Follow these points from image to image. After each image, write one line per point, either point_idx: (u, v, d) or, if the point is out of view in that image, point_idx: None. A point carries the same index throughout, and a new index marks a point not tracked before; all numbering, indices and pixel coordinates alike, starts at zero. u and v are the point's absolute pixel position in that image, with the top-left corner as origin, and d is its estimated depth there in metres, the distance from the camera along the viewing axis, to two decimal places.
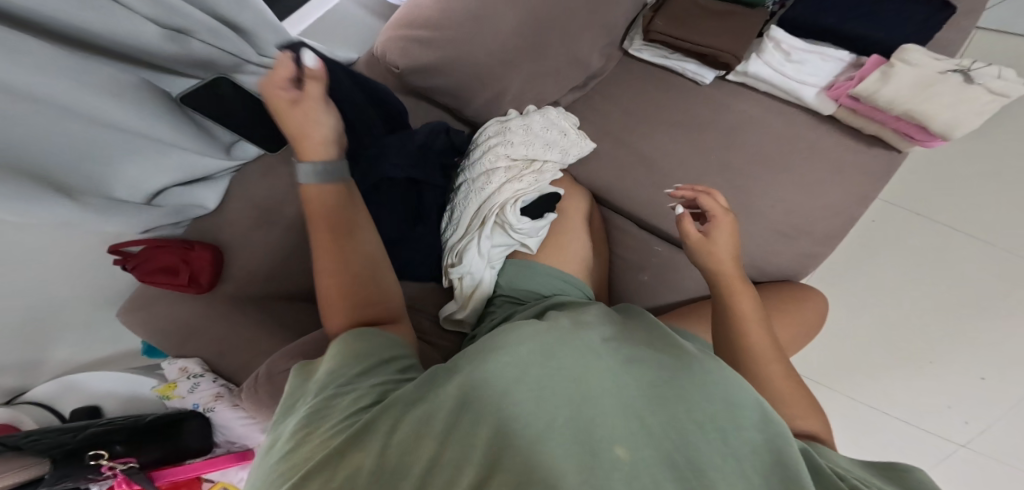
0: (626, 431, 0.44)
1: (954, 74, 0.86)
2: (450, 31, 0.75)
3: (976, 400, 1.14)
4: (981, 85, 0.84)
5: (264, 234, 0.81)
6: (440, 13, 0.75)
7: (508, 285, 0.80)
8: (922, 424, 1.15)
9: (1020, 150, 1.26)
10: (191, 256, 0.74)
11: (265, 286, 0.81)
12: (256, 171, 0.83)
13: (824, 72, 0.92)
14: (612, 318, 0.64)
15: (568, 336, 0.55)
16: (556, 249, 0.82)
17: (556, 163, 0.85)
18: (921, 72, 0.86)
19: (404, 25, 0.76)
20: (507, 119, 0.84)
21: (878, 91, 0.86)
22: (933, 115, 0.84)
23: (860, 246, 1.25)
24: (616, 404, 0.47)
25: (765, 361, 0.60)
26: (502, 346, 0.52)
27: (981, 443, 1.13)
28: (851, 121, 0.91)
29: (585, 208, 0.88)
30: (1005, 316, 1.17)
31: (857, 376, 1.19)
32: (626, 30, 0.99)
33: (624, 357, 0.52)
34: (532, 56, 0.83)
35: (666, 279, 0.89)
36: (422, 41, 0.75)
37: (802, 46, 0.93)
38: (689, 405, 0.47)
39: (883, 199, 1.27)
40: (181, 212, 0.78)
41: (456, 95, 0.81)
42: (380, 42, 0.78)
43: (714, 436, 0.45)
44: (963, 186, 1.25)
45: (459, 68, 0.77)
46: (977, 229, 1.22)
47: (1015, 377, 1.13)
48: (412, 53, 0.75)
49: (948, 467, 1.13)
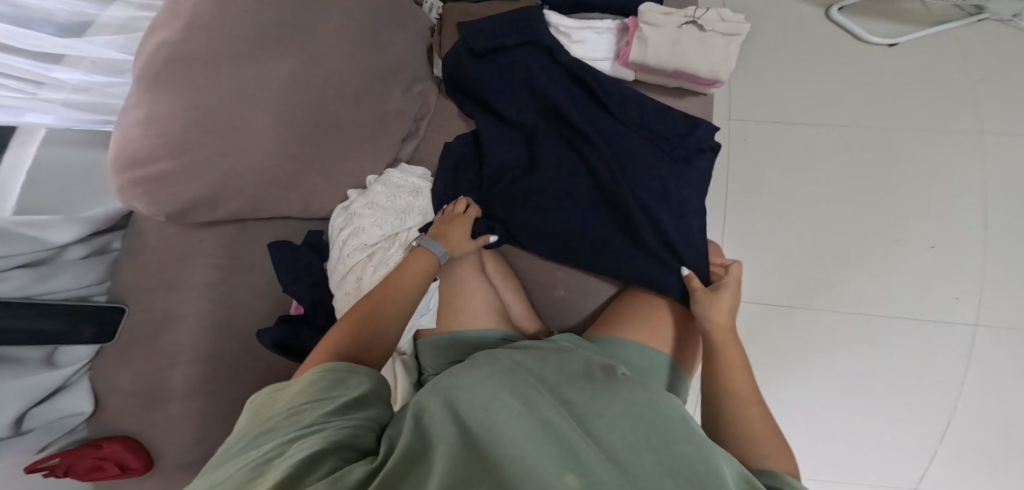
0: (564, 459, 0.46)
1: (689, 27, 0.79)
2: (194, 153, 0.63)
3: (947, 271, 1.06)
4: (713, 32, 0.78)
5: (159, 413, 0.77)
6: (172, 137, 0.61)
7: (430, 365, 0.76)
8: (918, 315, 1.05)
9: (831, 21, 1.20)
10: (104, 450, 0.72)
11: (184, 460, 0.78)
12: (101, 363, 0.77)
13: (609, 42, 0.85)
14: (550, 342, 0.71)
15: (516, 370, 0.60)
16: (454, 312, 0.78)
17: (420, 225, 0.80)
18: (665, 28, 0.78)
19: (134, 163, 0.62)
20: (350, 204, 0.79)
21: (643, 57, 0.78)
22: (700, 64, 0.78)
23: (749, 169, 1.13)
24: (553, 413, 0.52)
25: (743, 394, 0.59)
26: (449, 389, 0.57)
27: (989, 314, 1.04)
28: (652, 81, 0.84)
29: (474, 256, 0.82)
30: (912, 179, 1.10)
31: (825, 288, 1.07)
32: (425, 61, 0.90)
33: (565, 394, 0.57)
34: (332, 137, 0.74)
35: (580, 288, 0.85)
36: (173, 179, 0.63)
37: (576, 23, 0.85)
38: (619, 422, 0.52)
39: (730, 118, 1.16)
40: (59, 425, 0.74)
41: (266, 209, 0.72)
42: (117, 190, 0.63)
43: (653, 446, 0.49)
44: (813, 72, 1.17)
45: (240, 183, 0.67)
46: (838, 115, 1.14)
47: (964, 236, 1.06)
48: (174, 193, 0.63)
49: (980, 351, 1.03)
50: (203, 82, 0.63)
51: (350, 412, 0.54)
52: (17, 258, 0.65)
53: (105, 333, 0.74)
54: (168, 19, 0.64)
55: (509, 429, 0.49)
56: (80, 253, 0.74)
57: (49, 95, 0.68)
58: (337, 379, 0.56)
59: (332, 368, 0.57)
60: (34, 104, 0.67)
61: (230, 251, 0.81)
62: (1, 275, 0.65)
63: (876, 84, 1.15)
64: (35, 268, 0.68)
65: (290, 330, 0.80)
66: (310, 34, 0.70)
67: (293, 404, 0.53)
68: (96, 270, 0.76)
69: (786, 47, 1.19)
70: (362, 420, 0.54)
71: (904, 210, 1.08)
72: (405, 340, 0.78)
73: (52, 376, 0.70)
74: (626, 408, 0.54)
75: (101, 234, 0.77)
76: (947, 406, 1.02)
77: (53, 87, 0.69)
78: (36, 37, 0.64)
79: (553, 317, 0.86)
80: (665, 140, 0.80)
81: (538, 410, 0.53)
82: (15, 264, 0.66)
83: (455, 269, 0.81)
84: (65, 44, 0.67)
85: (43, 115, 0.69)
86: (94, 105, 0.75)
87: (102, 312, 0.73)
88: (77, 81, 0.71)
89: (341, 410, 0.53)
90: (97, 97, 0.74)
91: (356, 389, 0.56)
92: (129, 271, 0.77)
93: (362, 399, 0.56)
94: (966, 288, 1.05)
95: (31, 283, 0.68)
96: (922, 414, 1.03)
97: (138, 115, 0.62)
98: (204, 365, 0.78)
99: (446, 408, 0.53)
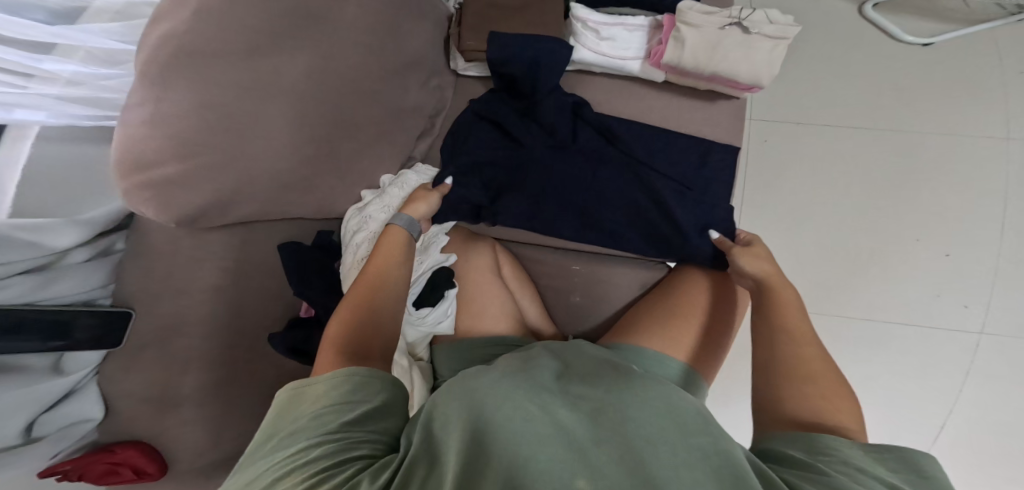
0: (575, 463, 0.44)
1: (733, 28, 0.75)
2: (204, 155, 0.59)
3: (959, 277, 1.04)
4: (757, 33, 0.75)
5: (172, 418, 0.75)
6: (179, 139, 0.57)
7: (446, 372, 0.72)
8: (927, 321, 1.03)
9: (856, 17, 1.16)
10: (120, 455, 0.71)
11: (197, 462, 0.78)
12: (110, 369, 0.74)
13: (641, 40, 0.81)
14: (560, 345, 0.69)
15: (527, 371, 0.58)
16: (473, 317, 0.75)
17: (437, 230, 0.79)
18: (703, 30, 0.74)
19: (139, 166, 0.58)
20: (365, 204, 0.76)
21: (680, 59, 0.75)
22: (740, 68, 0.74)
23: (765, 168, 1.11)
24: (565, 413, 0.50)
25: (808, 358, 0.55)
26: (458, 391, 0.55)
27: (996, 322, 1.02)
28: (684, 81, 0.81)
29: (490, 260, 0.80)
30: (929, 183, 1.07)
31: (835, 291, 1.06)
32: (443, 54, 0.86)
33: (579, 391, 0.55)
34: (349, 136, 0.71)
35: (599, 294, 0.82)
36: (182, 182, 0.59)
37: (607, 18, 0.81)
38: (637, 415, 0.49)
39: (751, 117, 1.13)
40: (67, 433, 0.72)
41: (280, 211, 0.69)
42: (120, 194, 0.59)
43: (670, 440, 0.46)
44: (836, 70, 1.14)
45: (254, 185, 0.63)
46: (858, 116, 1.11)
47: (976, 242, 1.05)
48: (183, 198, 0.60)
49: (983, 360, 1.02)
50: (212, 79, 0.59)
51: (369, 423, 0.51)
52: (19, 265, 0.62)
53: (112, 338, 0.71)
54: (172, 8, 0.60)
55: (521, 432, 0.47)
56: (84, 255, 0.70)
57: (41, 88, 0.64)
58: (360, 384, 0.53)
59: (354, 374, 0.53)
60: (26, 99, 0.63)
61: (239, 254, 0.78)
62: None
63: (898, 84, 1.12)
64: (34, 277, 0.65)
65: (303, 335, 0.78)
66: (326, 28, 0.66)
67: (312, 410, 0.50)
68: (100, 273, 0.72)
69: (809, 42, 1.16)
70: (381, 433, 0.51)
71: (918, 214, 1.06)
72: (420, 345, 0.75)
73: (58, 384, 0.68)
74: (645, 401, 0.51)
75: (105, 234, 0.73)
76: (947, 414, 1.01)
77: (45, 79, 0.64)
78: (27, 25, 0.60)
79: (567, 323, 0.83)
80: (682, 166, 0.79)
81: (549, 411, 0.50)
82: (13, 273, 0.62)
83: (473, 272, 0.78)
84: (53, 32, 0.62)
85: (35, 112, 0.64)
86: (94, 100, 0.70)
87: (108, 317, 0.70)
88: (70, 74, 0.66)
89: (365, 417, 0.51)
90: (94, 91, 0.69)
91: (376, 397, 0.52)
92: (135, 273, 0.74)
93: (384, 403, 0.53)
94: (976, 296, 1.03)
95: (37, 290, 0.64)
96: (920, 423, 1.01)
97: (142, 113, 0.58)
98: (214, 369, 0.76)
99: (460, 407, 0.52)
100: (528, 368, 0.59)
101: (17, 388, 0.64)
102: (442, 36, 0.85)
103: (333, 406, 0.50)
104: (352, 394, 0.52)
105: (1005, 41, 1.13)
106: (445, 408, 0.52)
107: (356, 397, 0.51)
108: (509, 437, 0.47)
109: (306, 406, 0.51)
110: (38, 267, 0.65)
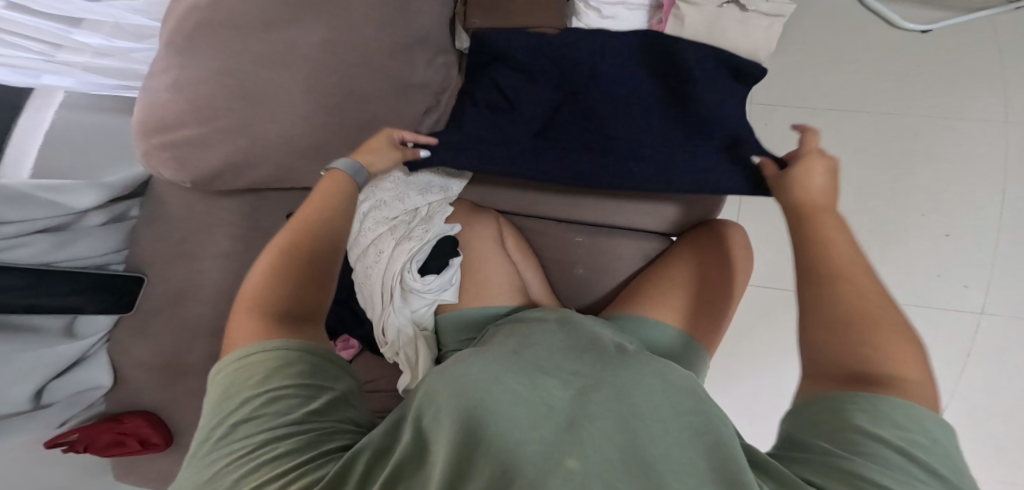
0: (569, 443, 0.42)
1: (730, 7, 0.81)
2: (220, 119, 0.63)
3: (959, 260, 1.06)
4: (754, 11, 0.80)
5: (182, 385, 0.77)
6: (198, 102, 0.61)
7: (451, 342, 0.74)
8: (925, 302, 1.06)
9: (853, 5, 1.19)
10: (126, 425, 0.73)
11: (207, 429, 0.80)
12: (123, 335, 0.76)
13: (642, 19, 0.84)
14: (551, 313, 0.66)
15: (524, 347, 0.54)
16: (477, 287, 0.77)
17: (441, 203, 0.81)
18: (702, 8, 0.79)
19: (164, 128, 0.63)
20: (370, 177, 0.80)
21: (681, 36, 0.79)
22: (739, 44, 0.79)
23: (764, 153, 1.13)
24: (563, 390, 0.48)
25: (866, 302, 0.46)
26: (456, 367, 0.51)
27: (995, 303, 1.05)
28: None
29: (494, 232, 0.82)
30: (927, 168, 1.10)
31: None
32: (450, 33, 0.88)
33: (577, 368, 0.52)
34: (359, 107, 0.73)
35: (601, 267, 0.85)
36: (200, 143, 0.63)
37: None
38: (636, 401, 0.46)
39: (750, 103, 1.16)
40: (78, 398, 0.75)
41: (293, 177, 0.73)
42: (143, 153, 0.64)
43: (674, 427, 0.44)
44: (834, 56, 1.16)
45: (266, 149, 0.66)
46: (857, 101, 1.13)
47: (975, 224, 1.07)
48: (202, 157, 0.64)
49: (983, 341, 1.04)
50: (233, 45, 0.62)
51: (329, 412, 0.48)
52: (39, 223, 0.64)
53: (124, 303, 0.73)
54: None
55: (517, 410, 0.45)
56: (99, 219, 0.74)
57: (67, 58, 0.67)
58: (308, 369, 0.48)
59: (301, 353, 0.48)
60: (52, 67, 0.66)
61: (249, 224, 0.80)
62: (21, 240, 0.64)
63: (895, 70, 1.14)
64: (55, 237, 0.67)
65: None
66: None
67: (267, 393, 0.46)
68: (114, 238, 0.75)
69: (808, 29, 1.18)
70: (338, 422, 0.48)
71: (918, 198, 1.09)
72: (425, 313, 0.76)
73: (72, 348, 0.71)
74: (642, 386, 0.48)
75: (118, 202, 0.77)
76: (948, 395, 1.03)
77: (73, 50, 0.67)
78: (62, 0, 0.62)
79: (570, 296, 0.86)
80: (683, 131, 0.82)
81: (548, 392, 0.47)
82: (34, 230, 0.65)
83: (478, 245, 0.80)
84: (83, 8, 0.65)
85: (61, 78, 0.69)
86: (115, 71, 0.73)
87: (123, 282, 0.72)
88: (98, 45, 0.69)
89: (327, 412, 0.48)
90: (121, 62, 0.73)
91: (334, 386, 0.49)
92: (150, 241, 0.76)
93: (344, 396, 0.50)
94: (976, 276, 1.05)
95: (54, 248, 0.67)
96: None
97: (168, 79, 0.63)
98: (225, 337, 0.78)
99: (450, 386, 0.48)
100: (526, 345, 0.55)
101: (27, 350, 0.66)
102: (450, 16, 0.87)
103: (275, 394, 0.46)
104: (307, 379, 0.48)
105: (1001, 26, 1.15)
106: (438, 402, 0.47)
107: (306, 382, 0.47)
108: (506, 414, 0.44)
109: (243, 387, 0.46)
110: (58, 228, 0.69)
